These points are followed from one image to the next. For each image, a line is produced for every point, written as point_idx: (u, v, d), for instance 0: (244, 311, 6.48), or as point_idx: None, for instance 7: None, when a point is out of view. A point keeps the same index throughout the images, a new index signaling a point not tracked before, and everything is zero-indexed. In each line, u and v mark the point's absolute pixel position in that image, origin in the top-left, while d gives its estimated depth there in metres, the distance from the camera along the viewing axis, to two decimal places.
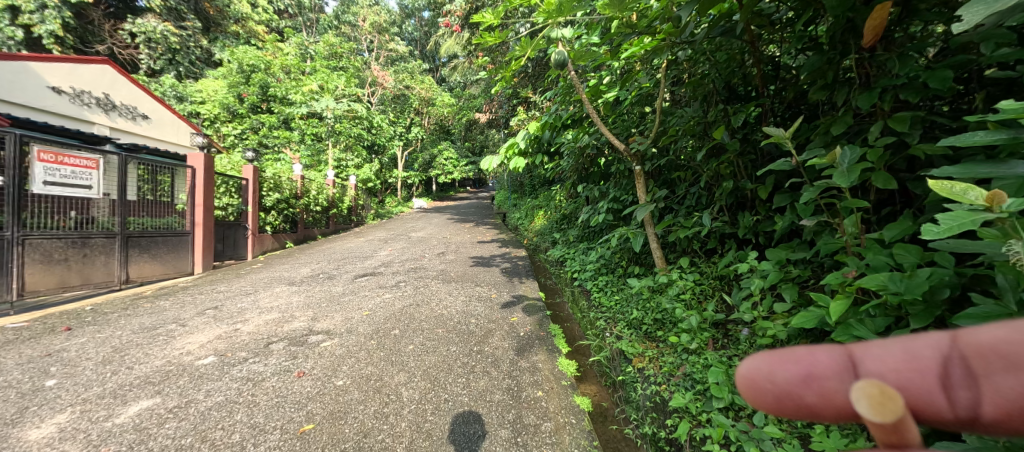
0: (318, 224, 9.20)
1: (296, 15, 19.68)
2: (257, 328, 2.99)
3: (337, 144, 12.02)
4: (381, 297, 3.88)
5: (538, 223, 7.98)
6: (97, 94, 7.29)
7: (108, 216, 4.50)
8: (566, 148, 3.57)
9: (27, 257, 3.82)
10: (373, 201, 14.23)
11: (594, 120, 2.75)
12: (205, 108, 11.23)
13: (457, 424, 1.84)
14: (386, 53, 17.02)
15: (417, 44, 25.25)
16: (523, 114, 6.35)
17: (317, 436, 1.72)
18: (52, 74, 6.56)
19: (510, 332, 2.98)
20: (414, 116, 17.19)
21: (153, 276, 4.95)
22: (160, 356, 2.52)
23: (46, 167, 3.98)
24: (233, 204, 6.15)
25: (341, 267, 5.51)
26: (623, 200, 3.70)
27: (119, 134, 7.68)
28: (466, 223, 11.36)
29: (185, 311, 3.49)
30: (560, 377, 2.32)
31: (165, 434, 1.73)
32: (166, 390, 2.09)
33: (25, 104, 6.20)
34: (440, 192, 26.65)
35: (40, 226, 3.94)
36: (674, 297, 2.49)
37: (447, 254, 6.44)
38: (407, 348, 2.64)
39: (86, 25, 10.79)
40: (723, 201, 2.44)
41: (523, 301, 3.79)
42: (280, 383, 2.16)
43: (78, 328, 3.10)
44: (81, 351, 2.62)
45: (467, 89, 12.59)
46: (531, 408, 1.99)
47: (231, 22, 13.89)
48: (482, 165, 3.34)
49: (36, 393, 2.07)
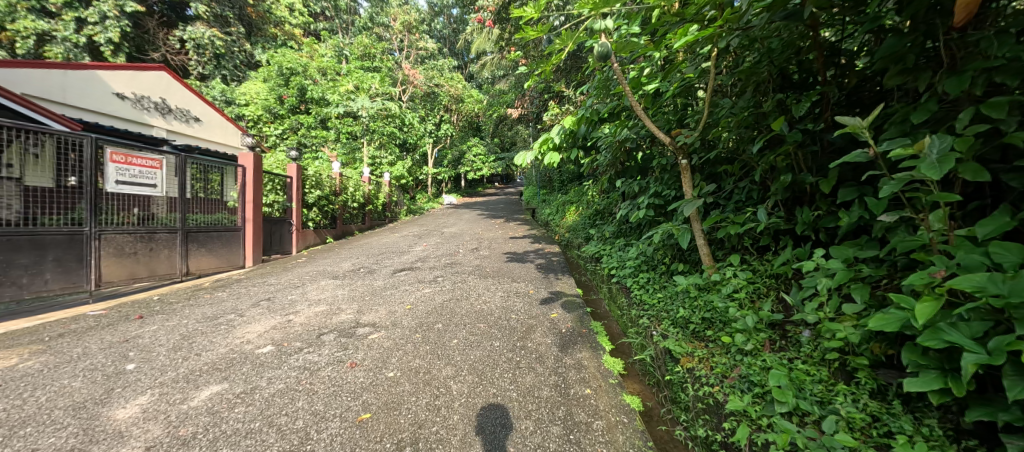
0: (356, 220, 9.55)
1: (332, 18, 20.46)
2: (308, 320, 3.14)
3: (371, 142, 12.35)
4: (421, 291, 3.97)
5: (570, 218, 7.94)
6: (155, 99, 7.81)
7: (167, 212, 4.79)
8: (604, 142, 3.51)
9: (102, 251, 4.14)
10: (406, 197, 14.59)
11: (636, 112, 2.62)
12: (250, 110, 12.01)
13: (505, 419, 1.86)
14: (416, 51, 17.33)
15: (445, 42, 25.62)
16: (557, 109, 6.28)
17: (375, 425, 1.78)
18: (117, 81, 7.09)
19: (551, 328, 2.98)
20: (444, 114, 17.47)
21: (210, 269, 5.29)
22: (223, 343, 2.69)
23: (118, 167, 4.30)
24: (278, 201, 6.51)
25: (379, 261, 5.68)
26: (665, 194, 3.61)
27: (174, 136, 8.21)
28: (498, 219, 11.39)
29: (241, 302, 3.71)
30: (607, 375, 2.30)
31: (236, 418, 1.84)
32: (232, 376, 2.22)
33: (94, 109, 6.73)
34: (469, 190, 27.08)
35: (113, 222, 4.25)
36: (727, 296, 2.41)
37: (481, 249, 6.53)
38: (452, 342, 2.68)
39: (143, 35, 11.64)
40: (779, 195, 2.31)
41: (562, 297, 3.79)
42: (335, 372, 2.25)
43: (149, 316, 3.35)
44: (154, 339, 2.82)
45: (497, 84, 12.55)
46: (580, 405, 1.98)
47: (271, 26, 14.54)
48: (515, 160, 3.29)
49: (120, 376, 2.26)
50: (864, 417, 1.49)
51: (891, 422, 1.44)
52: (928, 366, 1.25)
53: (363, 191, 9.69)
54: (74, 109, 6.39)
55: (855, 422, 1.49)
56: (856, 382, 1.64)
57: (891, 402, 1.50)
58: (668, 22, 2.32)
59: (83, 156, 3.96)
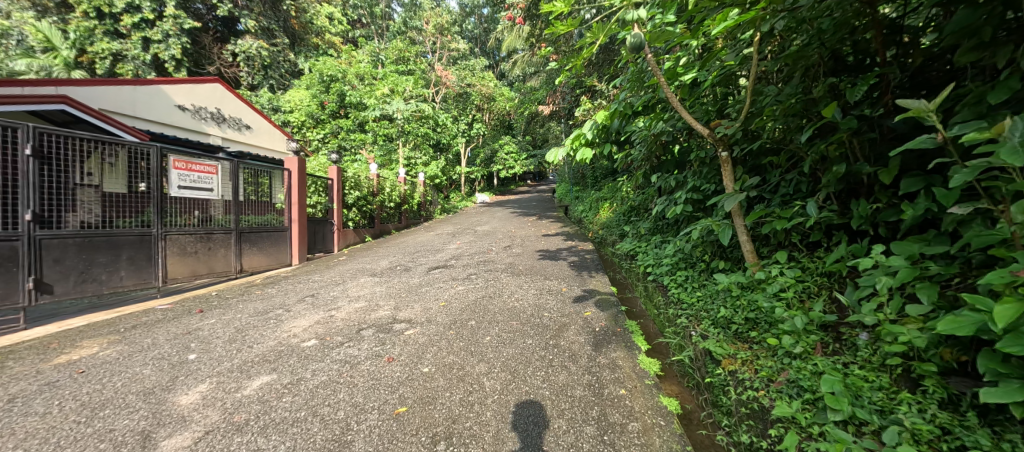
0: (393, 219, 9.85)
1: (368, 24, 21.21)
2: (349, 315, 3.28)
3: (406, 144, 12.69)
4: (455, 288, 4.04)
5: (604, 215, 7.79)
6: (211, 109, 8.42)
7: (223, 214, 5.17)
8: (639, 136, 3.41)
9: (168, 250, 4.50)
10: (441, 197, 14.89)
11: (672, 103, 2.51)
12: (294, 116, 12.70)
13: (538, 416, 1.85)
14: (448, 53, 17.63)
15: (477, 41, 25.86)
16: (589, 103, 6.17)
17: (411, 418, 1.83)
18: (178, 94, 7.71)
19: (584, 326, 2.93)
20: (475, 113, 17.66)
21: (261, 266, 5.66)
22: (273, 337, 2.87)
23: (179, 173, 4.67)
24: (320, 203, 6.85)
25: (415, 259, 5.84)
26: (704, 189, 3.46)
27: (229, 143, 8.83)
28: (530, 217, 11.38)
29: (288, 298, 3.93)
30: (643, 376, 2.24)
31: (284, 407, 1.95)
32: (280, 368, 2.36)
33: (160, 120, 7.36)
34: (501, 188, 27.23)
35: (177, 223, 4.62)
36: (772, 296, 2.28)
37: (514, 247, 6.55)
38: (484, 339, 2.70)
39: (200, 50, 12.61)
40: (832, 188, 2.14)
41: (596, 295, 3.73)
42: (374, 366, 2.34)
43: (208, 310, 3.63)
44: (212, 331, 3.05)
45: (529, 81, 12.51)
46: (614, 405, 1.94)
47: (313, 36, 15.29)
48: (546, 157, 3.24)
49: (183, 365, 2.46)
50: (931, 429, 1.35)
51: (965, 436, 1.30)
52: (1010, 375, 1.11)
53: (399, 191, 9.99)
54: (143, 120, 7.02)
55: (921, 434, 1.35)
56: (922, 391, 1.50)
57: (964, 414, 1.36)
58: (705, 8, 2.20)
59: (149, 165, 4.33)
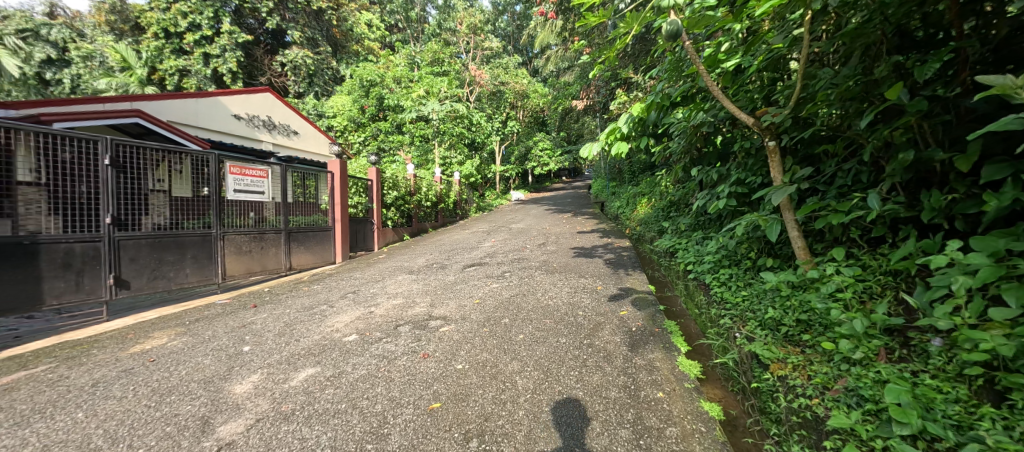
0: (430, 218, 10.09)
1: (404, 29, 21.85)
2: (387, 312, 3.39)
3: (442, 143, 12.94)
4: (489, 286, 4.07)
5: (641, 211, 7.56)
6: (263, 117, 9.01)
7: (273, 215, 5.52)
8: (677, 128, 3.26)
9: (225, 249, 4.86)
10: (476, 195, 15.07)
11: (713, 92, 2.37)
12: (337, 121, 13.32)
13: (572, 417, 1.82)
14: (481, 52, 17.78)
15: (510, 39, 25.91)
16: (624, 96, 6.00)
17: (445, 414, 1.86)
18: (235, 104, 8.30)
19: (620, 326, 2.85)
20: (509, 111, 17.69)
21: (308, 264, 5.99)
22: (317, 331, 3.02)
23: (235, 178, 5.03)
24: (361, 203, 7.14)
25: (451, 257, 5.95)
26: (749, 182, 3.26)
27: (278, 148, 9.41)
28: (566, 214, 11.26)
29: (332, 295, 4.13)
30: (682, 379, 2.14)
31: (326, 399, 2.04)
32: (324, 361, 2.48)
33: (219, 129, 7.97)
34: (536, 185, 27.15)
35: (233, 224, 4.98)
36: (827, 296, 2.10)
37: (548, 245, 6.50)
38: (518, 337, 2.70)
39: (252, 62, 13.51)
40: (897, 177, 1.94)
41: (632, 293, 3.62)
42: (410, 362, 2.40)
43: (261, 305, 3.89)
44: (263, 325, 3.26)
45: (562, 77, 12.36)
46: (651, 409, 1.87)
47: (353, 43, 15.95)
48: (580, 153, 3.16)
49: (238, 356, 2.65)
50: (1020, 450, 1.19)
51: None
52: None
53: (435, 190, 10.21)
54: (204, 130, 7.62)
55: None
56: (1009, 405, 1.32)
57: None
58: None
59: (209, 170, 4.68)
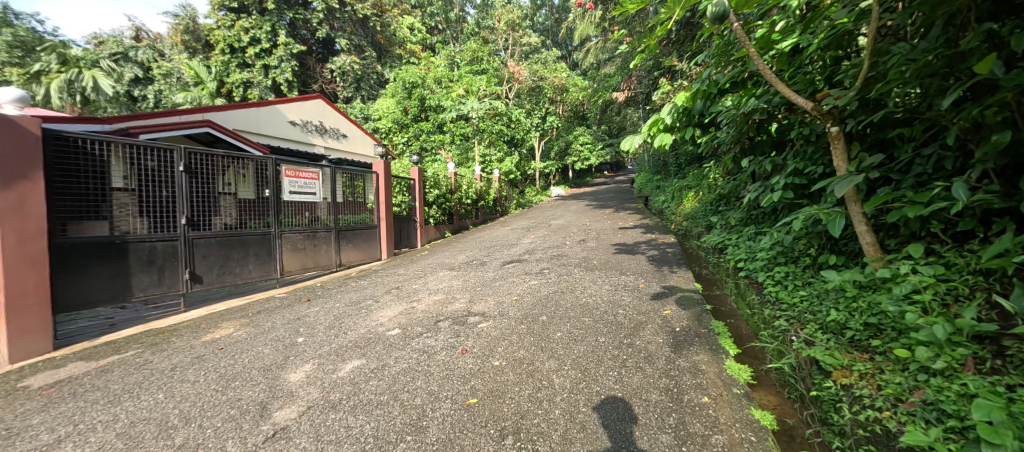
0: (470, 215, 10.26)
1: (444, 30, 22.32)
2: (428, 307, 3.49)
3: (481, 141, 13.09)
4: (528, 283, 4.06)
5: (688, 205, 7.21)
6: (316, 122, 9.58)
7: (325, 215, 5.85)
8: (725, 117, 3.05)
9: (283, 247, 5.24)
10: (516, 191, 15.13)
11: (765, 75, 2.18)
12: (382, 123, 13.90)
13: (608, 419, 1.77)
14: (519, 48, 17.76)
15: (548, 33, 25.66)
16: (668, 85, 5.73)
17: (481, 410, 1.88)
18: (291, 111, 8.89)
19: (663, 326, 2.74)
20: (549, 106, 17.55)
21: (356, 261, 6.32)
22: (363, 325, 3.17)
23: (290, 180, 5.38)
24: (405, 201, 7.40)
25: (490, 254, 6.01)
26: (808, 172, 2.99)
27: (329, 151, 9.99)
28: (607, 209, 11.00)
29: (377, 290, 4.31)
30: (730, 384, 2.01)
31: (370, 389, 2.14)
32: (368, 354, 2.60)
33: (277, 135, 8.57)
34: (576, 180, 26.76)
35: (290, 224, 5.35)
36: (901, 298, 1.89)
37: (588, 241, 6.39)
38: (555, 335, 2.68)
39: (306, 71, 14.42)
40: (988, 163, 1.70)
41: (677, 292, 3.46)
42: (449, 357, 2.45)
43: (313, 299, 4.15)
44: (315, 318, 3.47)
45: (602, 69, 12.05)
46: (695, 414, 1.78)
47: (396, 47, 16.52)
48: (621, 146, 3.04)
49: (293, 346, 2.85)
50: None
51: None
52: None
53: (475, 188, 10.36)
54: (264, 136, 8.23)
55: None
56: None
57: None
58: None
59: (268, 173, 5.06)
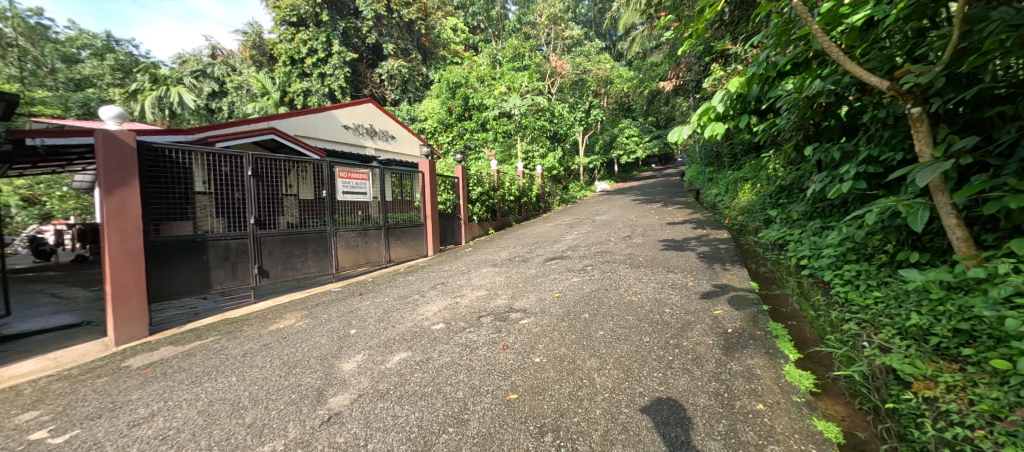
0: (513, 212, 10.33)
1: (486, 28, 22.52)
2: (471, 302, 3.57)
3: (524, 138, 13.08)
4: (570, 280, 4.02)
5: (743, 199, 6.76)
6: (366, 125, 10.09)
7: (375, 213, 6.16)
8: (785, 101, 2.81)
9: (338, 244, 5.58)
10: (559, 187, 14.99)
11: (831, 54, 1.97)
12: (428, 124, 14.34)
13: (651, 421, 1.71)
14: (561, 42, 17.52)
15: (591, 24, 25.06)
16: (720, 71, 5.38)
17: (521, 406, 1.89)
18: (344, 116, 9.43)
19: (713, 326, 2.59)
20: (593, 99, 17.17)
21: (404, 257, 6.59)
22: (410, 319, 3.31)
23: (343, 181, 5.70)
24: (449, 199, 7.59)
25: (533, 250, 6.01)
26: (885, 159, 2.68)
27: (379, 153, 10.49)
28: (655, 204, 10.58)
29: (423, 285, 4.48)
30: (790, 391, 1.85)
31: (416, 381, 2.23)
32: (415, 347, 2.71)
33: (332, 138, 9.12)
34: (622, 175, 26.00)
35: (344, 222, 5.68)
36: (1002, 302, 1.65)
37: (634, 237, 6.18)
38: (597, 333, 2.63)
39: (358, 77, 15.21)
40: None
41: (730, 291, 3.25)
42: (491, 352, 2.49)
43: (365, 293, 4.40)
44: (367, 311, 3.67)
45: (649, 57, 11.58)
46: (748, 422, 1.67)
47: (440, 49, 16.94)
48: (668, 138, 2.89)
49: (347, 337, 3.04)
50: None
51: None
52: None
53: (518, 185, 10.40)
54: (321, 140, 8.80)
55: None
56: None
57: None
58: None
59: (324, 175, 5.39)
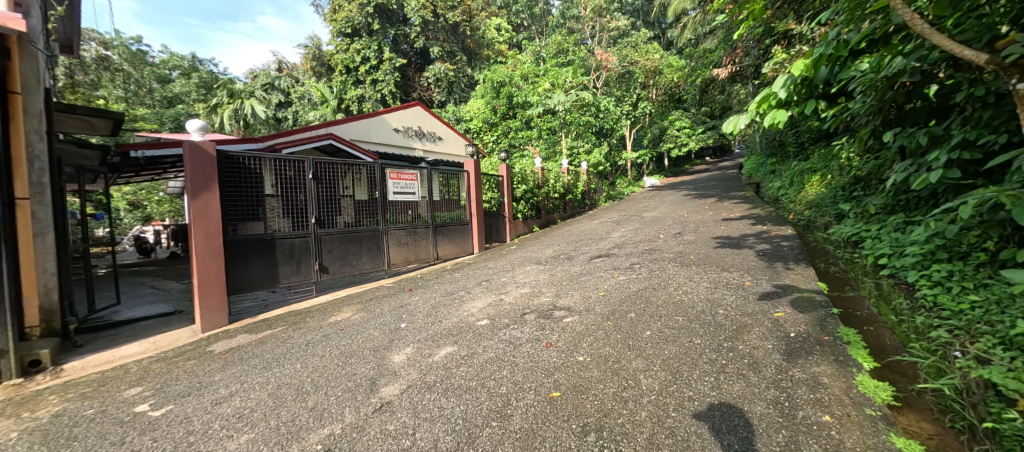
0: (558, 209, 10.24)
1: (530, 26, 22.48)
2: (515, 299, 3.60)
3: (569, 134, 12.87)
4: (616, 278, 3.92)
5: (811, 192, 6.19)
6: (415, 128, 10.48)
7: (424, 212, 6.39)
8: (859, 83, 2.53)
9: (390, 242, 5.86)
10: (606, 183, 14.61)
11: (913, 27, 1.75)
12: (474, 124, 14.61)
13: (700, 426, 1.63)
14: (607, 34, 17.05)
15: (639, 14, 24.15)
16: (782, 54, 4.96)
17: (564, 404, 1.88)
18: (395, 119, 9.86)
19: (774, 330, 2.41)
20: (640, 91, 16.56)
21: (451, 254, 6.79)
22: (457, 314, 3.41)
23: (394, 182, 5.95)
24: (494, 197, 7.70)
25: (578, 248, 5.93)
26: (986, 144, 2.34)
27: (427, 154, 10.86)
28: (709, 199, 10.01)
29: (469, 282, 4.58)
30: (864, 403, 1.68)
31: (461, 375, 2.30)
32: (460, 341, 2.79)
33: (383, 141, 9.57)
34: (673, 169, 24.83)
35: (395, 221, 5.95)
36: None
37: (686, 234, 5.89)
38: (644, 334, 2.54)
39: (407, 82, 15.84)
40: None
41: (793, 292, 3.00)
42: (534, 349, 2.50)
43: (415, 289, 4.59)
44: (416, 306, 3.83)
45: (702, 44, 10.95)
46: (812, 434, 1.53)
47: (485, 49, 17.17)
48: (722, 128, 2.71)
49: (398, 330, 3.19)
50: None
51: None
52: None
53: (563, 182, 10.31)
54: (374, 143, 9.27)
55: None
56: None
57: None
58: None
59: (376, 176, 5.68)
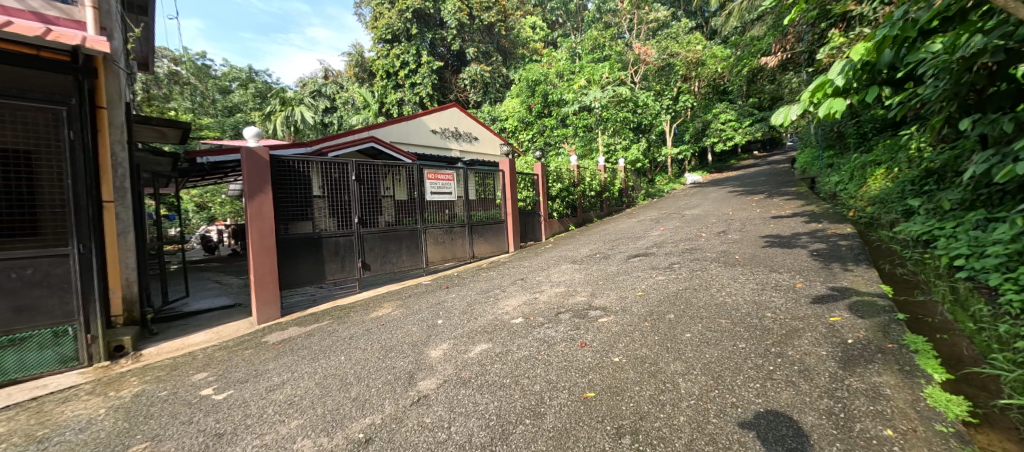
0: (594, 208, 10.08)
1: (564, 23, 22.21)
2: (550, 298, 3.60)
3: (605, 131, 12.61)
4: (654, 278, 3.80)
5: (873, 186, 5.69)
6: (451, 129, 10.69)
7: (460, 211, 6.51)
8: (930, 65, 2.29)
9: (427, 240, 6.03)
10: (644, 180, 14.18)
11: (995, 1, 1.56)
12: (509, 123, 14.68)
13: (744, 433, 1.55)
14: (645, 26, 16.51)
15: (679, 3, 23.18)
16: (839, 38, 4.59)
17: (599, 405, 1.86)
18: (432, 121, 10.11)
19: (829, 335, 2.25)
20: (681, 84, 15.92)
21: (487, 253, 6.87)
22: (491, 312, 3.45)
23: (431, 182, 6.11)
24: (529, 196, 7.70)
25: (614, 247, 5.82)
26: None
27: (463, 154, 11.05)
28: (756, 196, 9.45)
29: (504, 281, 4.62)
30: (934, 418, 1.52)
31: (495, 372, 2.33)
32: (495, 339, 2.82)
33: (421, 143, 9.85)
34: (717, 164, 23.65)
35: (432, 220, 6.11)
36: None
37: (730, 233, 5.60)
38: (684, 336, 2.45)
39: (444, 84, 16.18)
40: None
41: (852, 295, 2.78)
42: (569, 349, 2.49)
43: (451, 286, 4.70)
44: (452, 304, 3.92)
45: (749, 32, 10.35)
46: (871, 449, 1.41)
47: (519, 49, 17.19)
48: (771, 120, 2.55)
49: (435, 327, 3.28)
50: None
51: None
52: None
53: (599, 180, 10.12)
54: (412, 145, 9.56)
55: None
56: None
57: None
58: None
59: (415, 177, 5.85)
